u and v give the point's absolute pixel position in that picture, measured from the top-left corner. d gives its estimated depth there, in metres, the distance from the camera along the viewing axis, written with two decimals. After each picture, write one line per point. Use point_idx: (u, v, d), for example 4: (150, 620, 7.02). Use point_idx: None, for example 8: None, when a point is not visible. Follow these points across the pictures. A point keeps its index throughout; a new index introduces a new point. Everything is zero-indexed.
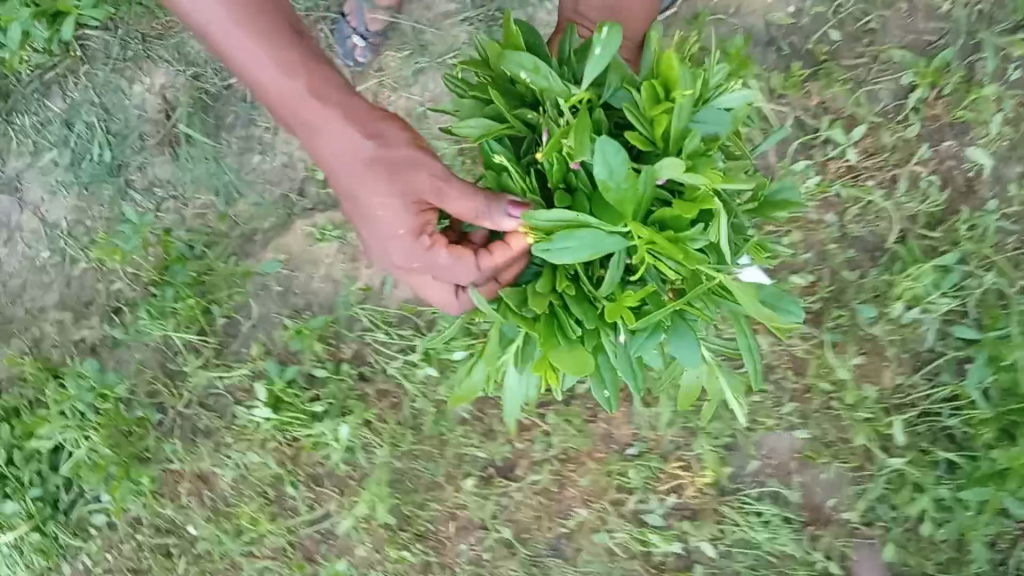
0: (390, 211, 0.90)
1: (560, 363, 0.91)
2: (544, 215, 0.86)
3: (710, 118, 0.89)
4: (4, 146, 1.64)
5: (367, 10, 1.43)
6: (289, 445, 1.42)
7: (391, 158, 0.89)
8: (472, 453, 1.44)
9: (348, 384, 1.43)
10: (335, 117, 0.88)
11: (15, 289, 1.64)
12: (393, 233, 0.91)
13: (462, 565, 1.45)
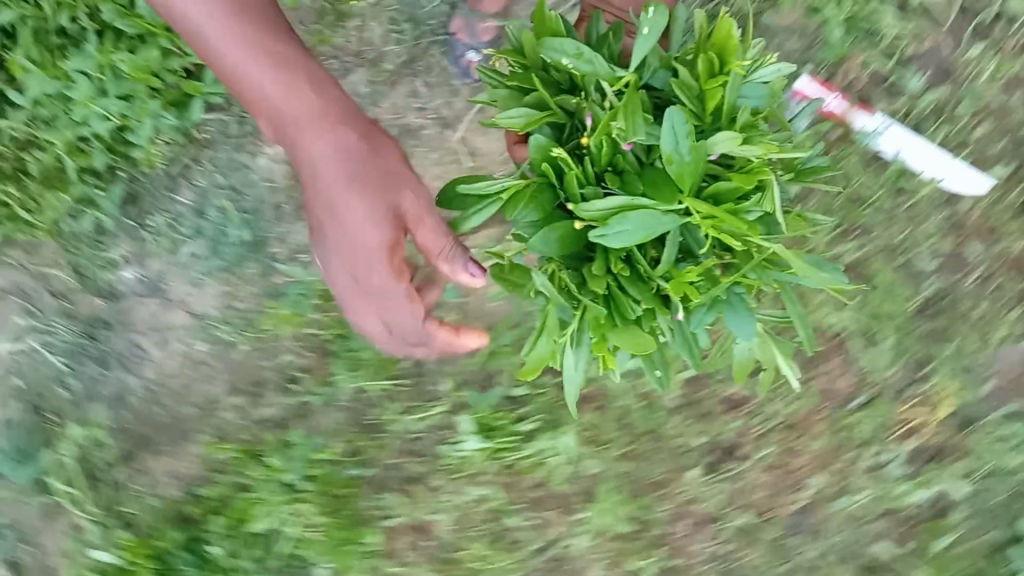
0: (361, 223, 0.96)
1: (621, 344, 0.96)
2: (596, 205, 0.93)
3: (752, 92, 0.98)
4: (139, 249, 1.61)
5: (478, 20, 1.48)
6: (505, 472, 1.36)
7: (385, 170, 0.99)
8: (691, 442, 1.38)
9: (553, 396, 1.37)
10: (321, 134, 0.97)
11: (177, 388, 1.60)
12: (368, 244, 0.97)
13: (705, 564, 1.37)
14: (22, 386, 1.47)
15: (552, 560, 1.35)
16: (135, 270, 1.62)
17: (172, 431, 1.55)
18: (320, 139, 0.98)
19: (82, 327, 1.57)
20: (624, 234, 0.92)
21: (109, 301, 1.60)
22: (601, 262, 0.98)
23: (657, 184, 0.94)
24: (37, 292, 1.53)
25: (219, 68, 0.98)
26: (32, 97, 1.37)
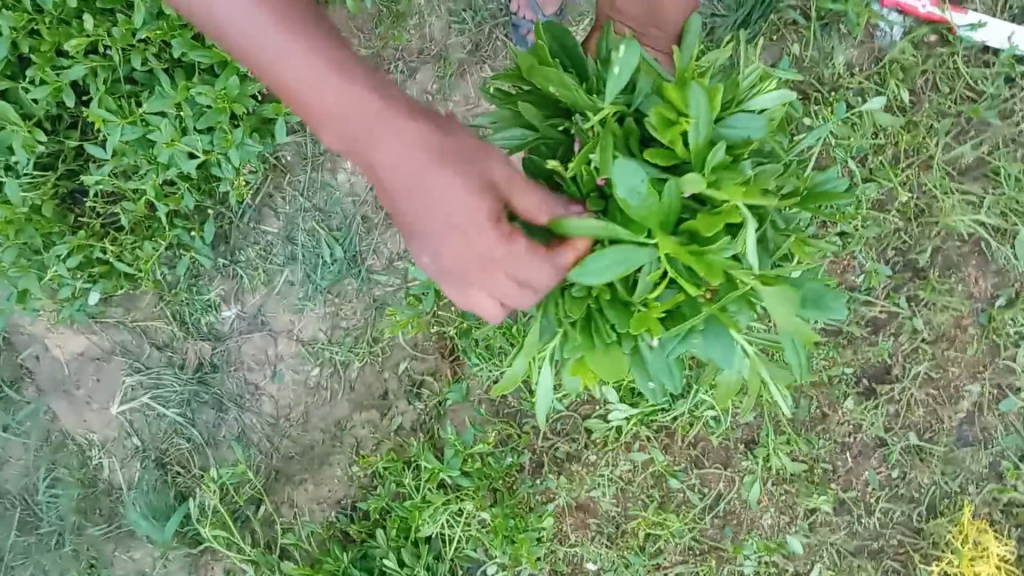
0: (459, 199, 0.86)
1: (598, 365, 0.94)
2: (572, 225, 0.82)
3: (741, 122, 0.89)
4: (236, 287, 1.61)
5: None
6: (660, 434, 1.33)
7: (463, 146, 0.88)
8: (842, 372, 1.31)
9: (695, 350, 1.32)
10: (387, 122, 0.86)
11: (298, 418, 1.62)
12: (469, 220, 0.86)
13: (876, 492, 1.34)
14: (140, 445, 1.70)
15: (723, 514, 1.35)
16: (233, 308, 1.62)
17: (303, 454, 1.61)
18: (372, 124, 0.85)
19: (194, 373, 1.65)
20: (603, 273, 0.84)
21: (214, 342, 1.64)
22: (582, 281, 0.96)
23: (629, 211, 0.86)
24: (140, 347, 1.66)
25: (284, 80, 0.83)
26: (114, 146, 1.35)
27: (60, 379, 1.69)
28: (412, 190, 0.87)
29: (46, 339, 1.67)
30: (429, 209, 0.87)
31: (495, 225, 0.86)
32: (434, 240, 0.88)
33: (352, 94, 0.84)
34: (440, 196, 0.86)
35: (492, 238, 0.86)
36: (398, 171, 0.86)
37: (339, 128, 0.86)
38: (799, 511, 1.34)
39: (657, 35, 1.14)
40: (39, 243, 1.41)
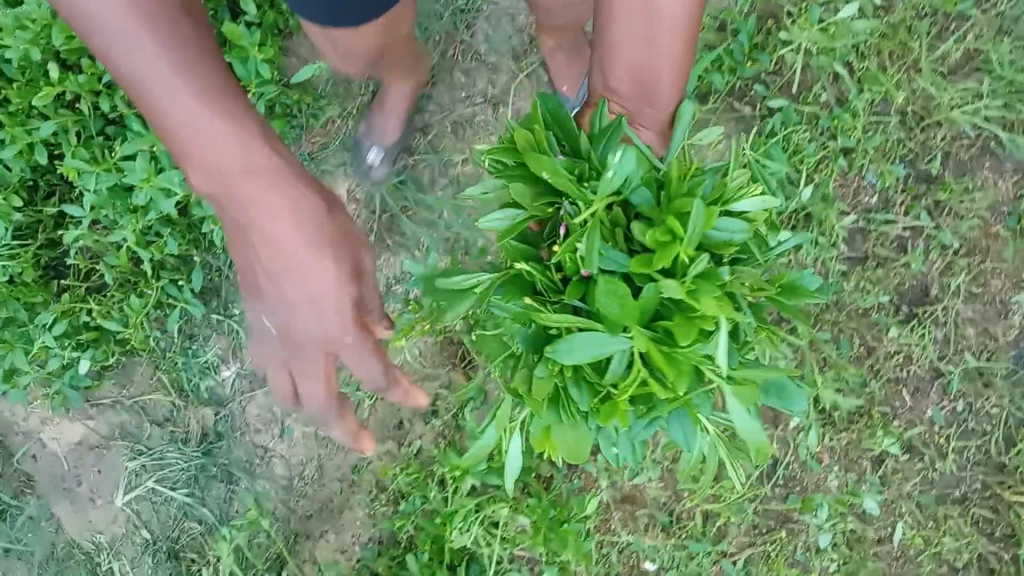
0: (322, 286, 0.74)
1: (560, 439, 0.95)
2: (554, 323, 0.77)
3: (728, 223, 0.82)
4: (234, 342, 1.53)
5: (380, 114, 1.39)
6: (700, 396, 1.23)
7: (342, 234, 0.77)
8: (878, 302, 1.21)
9: None
10: (265, 193, 0.72)
11: (314, 474, 1.51)
12: (330, 302, 0.75)
13: (943, 431, 1.22)
14: (150, 538, 1.59)
15: (785, 482, 1.22)
16: (232, 368, 1.55)
17: (323, 510, 1.50)
18: (246, 182, 0.72)
19: (198, 445, 1.55)
20: (575, 355, 0.79)
21: (217, 407, 1.55)
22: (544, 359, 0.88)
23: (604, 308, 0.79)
24: (140, 427, 1.56)
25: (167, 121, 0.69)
26: (92, 204, 1.33)
27: (59, 477, 1.61)
28: (267, 253, 0.74)
29: (41, 434, 1.59)
30: (294, 287, 0.74)
31: (359, 318, 0.77)
32: (283, 311, 0.76)
33: (233, 142, 0.70)
34: (301, 272, 0.74)
35: (350, 325, 0.76)
36: (266, 235, 0.73)
37: (201, 167, 0.71)
38: (866, 465, 1.22)
39: (650, 113, 0.88)
40: (23, 314, 1.36)
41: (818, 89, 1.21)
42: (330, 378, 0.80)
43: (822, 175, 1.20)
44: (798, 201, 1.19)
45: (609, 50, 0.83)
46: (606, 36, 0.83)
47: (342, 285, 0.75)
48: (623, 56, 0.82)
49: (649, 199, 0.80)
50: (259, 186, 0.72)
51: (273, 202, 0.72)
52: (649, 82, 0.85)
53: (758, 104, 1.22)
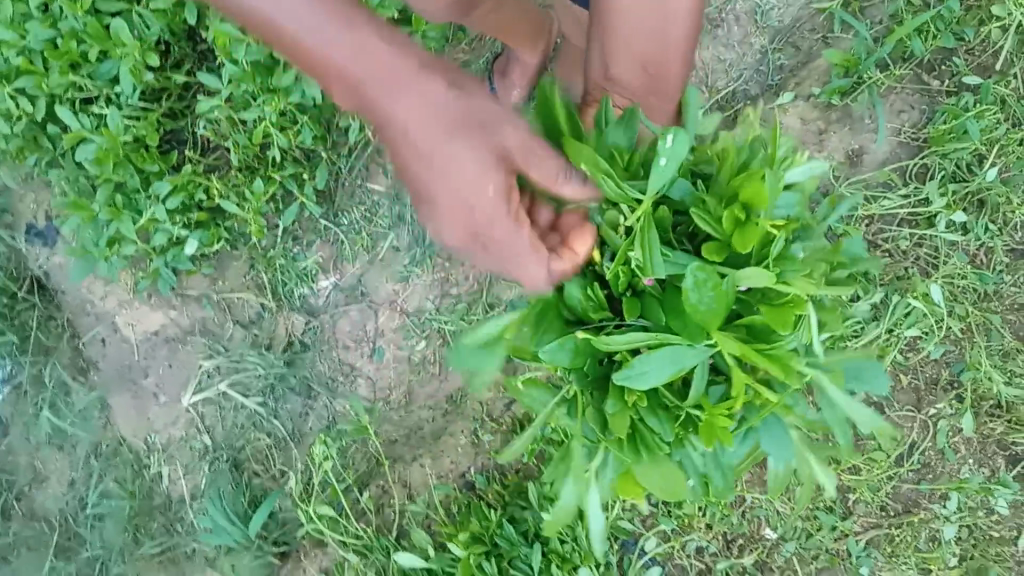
0: (476, 175, 0.66)
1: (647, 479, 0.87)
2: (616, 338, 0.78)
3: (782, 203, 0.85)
4: (336, 253, 1.45)
5: (502, 87, 1.36)
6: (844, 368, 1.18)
7: (480, 112, 0.68)
8: None
9: (890, 257, 1.20)
10: (400, 75, 0.65)
11: (401, 400, 1.44)
12: (477, 194, 0.67)
13: None
14: (210, 445, 1.51)
15: (918, 469, 1.20)
16: (331, 279, 1.46)
17: (410, 436, 1.43)
18: (381, 86, 0.65)
19: (282, 354, 1.48)
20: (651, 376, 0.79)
21: (307, 317, 1.47)
22: (615, 396, 0.85)
23: (684, 314, 0.79)
24: (222, 327, 1.49)
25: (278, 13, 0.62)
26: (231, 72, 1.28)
27: (125, 367, 1.53)
28: (427, 166, 0.67)
29: (115, 317, 1.51)
30: (434, 172, 0.67)
31: (506, 202, 0.68)
32: (432, 198, 0.69)
33: (351, 34, 0.64)
34: (463, 174, 0.66)
35: (502, 217, 0.68)
36: (423, 146, 0.66)
37: (333, 77, 0.66)
38: (999, 462, 1.19)
39: (657, 108, 0.90)
40: (137, 181, 1.29)
41: (1011, 75, 1.17)
42: (520, 261, 0.71)
43: (1010, 158, 1.16)
44: (980, 181, 1.16)
45: (613, 41, 0.87)
46: (607, 24, 0.86)
47: (488, 171, 0.67)
48: (632, 50, 0.86)
49: (689, 191, 0.82)
50: (401, 85, 0.65)
51: (405, 98, 0.65)
52: (655, 76, 0.88)
53: (947, 79, 1.19)
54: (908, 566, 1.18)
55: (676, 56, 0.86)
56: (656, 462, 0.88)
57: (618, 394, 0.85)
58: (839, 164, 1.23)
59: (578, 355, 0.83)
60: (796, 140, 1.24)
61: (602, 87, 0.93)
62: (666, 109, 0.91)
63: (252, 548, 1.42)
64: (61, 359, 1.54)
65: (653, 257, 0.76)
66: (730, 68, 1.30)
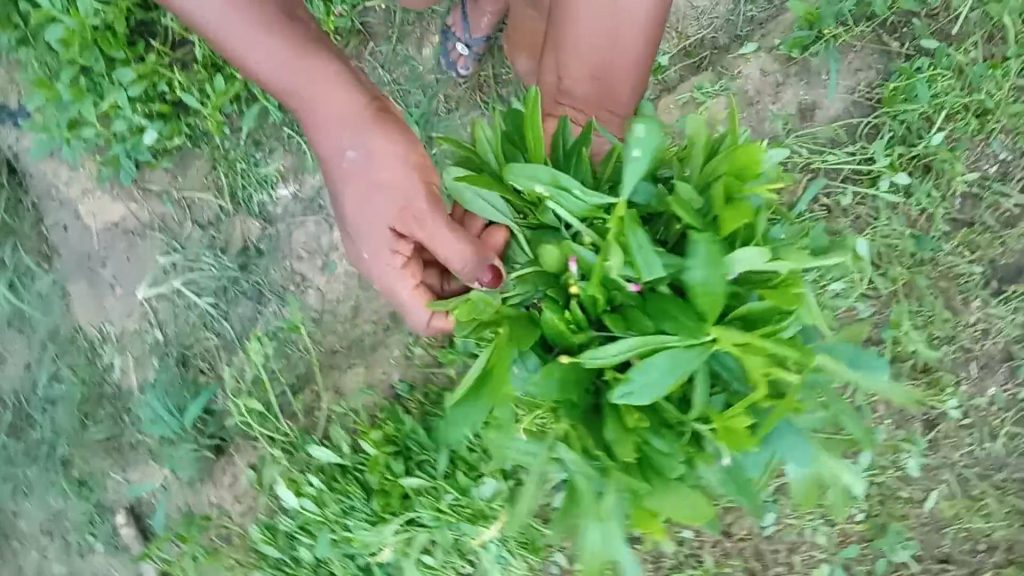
0: (378, 237, 0.95)
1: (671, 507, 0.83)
2: (612, 350, 0.77)
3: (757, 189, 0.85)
4: (299, 164, 1.48)
5: (473, 11, 1.36)
6: None
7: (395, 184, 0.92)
8: (969, 270, 1.18)
9: (823, 215, 1.20)
10: (343, 142, 0.93)
11: (346, 314, 1.47)
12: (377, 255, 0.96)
13: (1003, 414, 1.19)
14: (161, 340, 1.55)
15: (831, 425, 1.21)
16: (290, 188, 1.49)
17: (350, 347, 1.44)
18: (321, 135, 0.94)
19: (236, 257, 1.51)
20: (653, 388, 0.77)
21: (264, 224, 1.51)
22: (614, 423, 0.83)
23: (676, 315, 0.76)
24: (181, 225, 1.52)
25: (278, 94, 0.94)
26: None
27: (85, 256, 1.56)
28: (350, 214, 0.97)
29: (78, 205, 1.53)
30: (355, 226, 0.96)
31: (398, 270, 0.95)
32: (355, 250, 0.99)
33: (318, 102, 0.91)
34: (368, 234, 0.95)
35: (392, 280, 0.95)
36: (351, 190, 0.94)
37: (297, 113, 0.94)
38: (916, 427, 1.21)
39: (608, 110, 1.06)
40: (101, 67, 1.34)
41: (970, 43, 1.17)
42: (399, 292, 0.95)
43: (956, 125, 1.17)
44: (925, 145, 1.17)
45: (574, 49, 1.03)
46: (565, 37, 1.03)
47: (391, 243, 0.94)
48: (588, 60, 1.03)
49: (653, 194, 0.83)
50: (339, 150, 0.93)
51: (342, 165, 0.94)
52: (602, 80, 1.04)
53: (907, 42, 1.21)
54: (814, 517, 1.19)
55: (625, 64, 1.03)
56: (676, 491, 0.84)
57: (617, 420, 0.83)
58: (791, 118, 1.23)
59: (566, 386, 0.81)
60: (752, 89, 1.24)
61: (553, 101, 1.08)
62: (617, 113, 1.07)
63: (189, 438, 1.48)
64: (23, 243, 1.56)
65: (644, 259, 0.74)
66: (701, 16, 1.34)
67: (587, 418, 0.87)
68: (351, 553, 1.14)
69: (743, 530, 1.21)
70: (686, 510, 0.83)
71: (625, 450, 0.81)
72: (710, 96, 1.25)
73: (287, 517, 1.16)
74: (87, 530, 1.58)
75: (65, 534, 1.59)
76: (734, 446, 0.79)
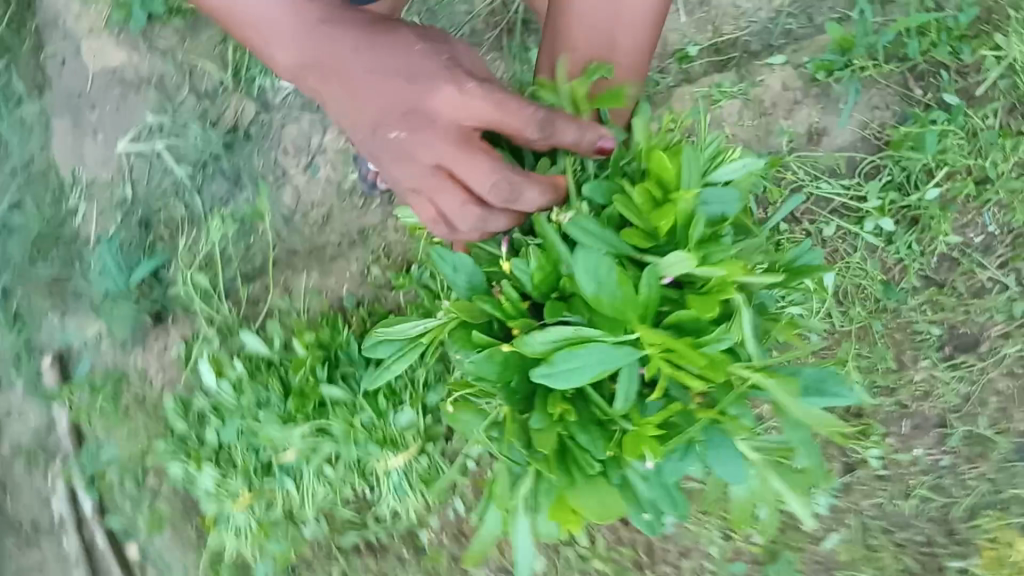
0: (432, 133, 0.80)
1: (584, 506, 0.85)
2: (538, 338, 0.76)
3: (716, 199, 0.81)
4: None
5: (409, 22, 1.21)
6: None
7: (428, 79, 0.82)
8: (927, 331, 1.20)
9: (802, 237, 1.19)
10: (357, 56, 0.82)
11: (319, 219, 1.45)
12: (432, 150, 0.80)
13: (920, 477, 1.22)
14: (129, 198, 1.53)
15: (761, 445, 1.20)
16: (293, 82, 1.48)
17: (312, 252, 1.45)
18: (371, 100, 0.81)
19: (223, 135, 1.49)
20: (571, 374, 0.76)
21: (259, 108, 1.49)
22: (542, 411, 0.82)
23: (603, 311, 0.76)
24: (177, 89, 1.50)
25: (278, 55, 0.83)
26: None
27: (75, 95, 1.54)
28: (386, 142, 0.82)
29: (81, 42, 1.53)
30: (398, 141, 0.81)
31: (462, 143, 0.80)
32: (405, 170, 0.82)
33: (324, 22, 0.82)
34: (419, 138, 0.81)
35: (465, 158, 0.79)
36: (393, 117, 0.81)
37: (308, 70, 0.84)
38: (835, 466, 1.23)
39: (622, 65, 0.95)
40: None
41: (990, 110, 1.17)
42: (449, 198, 0.81)
43: (954, 184, 1.17)
44: (919, 197, 1.17)
45: (569, 41, 0.95)
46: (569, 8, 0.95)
47: (453, 127, 0.80)
48: (584, 45, 0.94)
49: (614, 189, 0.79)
50: (353, 71, 0.82)
51: (366, 82, 0.82)
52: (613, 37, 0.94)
53: (931, 92, 1.20)
54: (712, 527, 1.23)
55: (627, 45, 0.95)
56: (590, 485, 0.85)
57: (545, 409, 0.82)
58: (797, 137, 1.22)
59: (505, 370, 0.81)
60: (767, 101, 1.23)
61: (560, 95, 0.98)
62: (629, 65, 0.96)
63: (131, 299, 1.49)
64: (18, 67, 1.54)
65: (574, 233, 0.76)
66: (741, 16, 1.32)
67: (525, 406, 0.85)
68: (256, 447, 1.13)
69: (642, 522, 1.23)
70: (593, 508, 0.85)
71: (546, 442, 0.81)
72: (727, 94, 1.23)
73: (201, 395, 1.15)
74: (11, 365, 1.57)
75: None
76: (633, 451, 0.80)
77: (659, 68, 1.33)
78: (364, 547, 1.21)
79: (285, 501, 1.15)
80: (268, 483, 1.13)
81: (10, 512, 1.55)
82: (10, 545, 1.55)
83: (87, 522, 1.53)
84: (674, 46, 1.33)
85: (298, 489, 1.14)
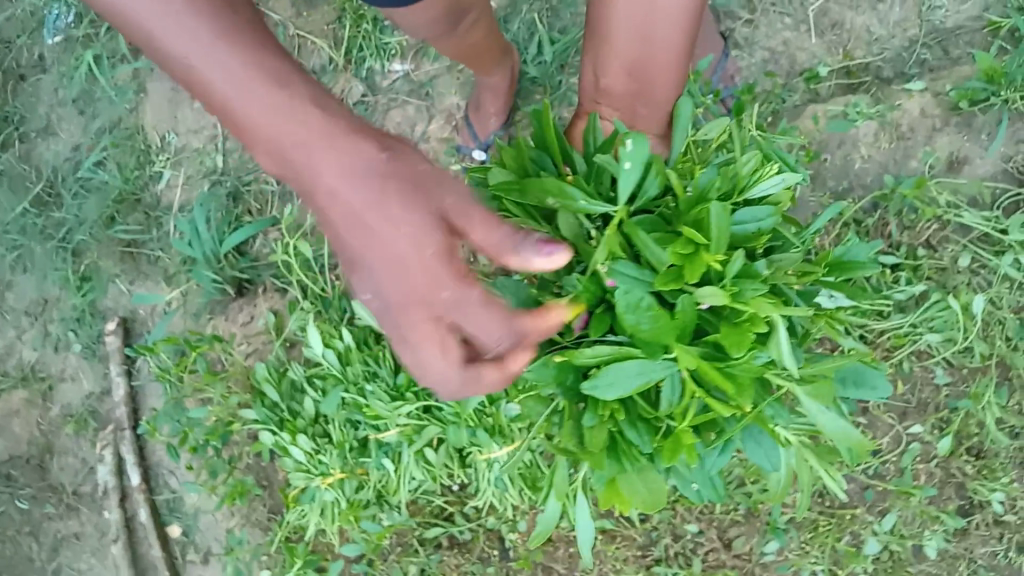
0: (411, 233, 0.58)
1: (631, 495, 0.78)
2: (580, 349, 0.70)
3: (753, 212, 0.73)
4: (421, 43, 1.40)
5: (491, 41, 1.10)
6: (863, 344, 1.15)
7: (413, 172, 0.60)
8: None
9: (935, 258, 1.15)
10: (320, 147, 0.59)
11: None
12: (410, 261, 0.59)
13: None
14: (220, 167, 1.46)
15: (871, 474, 1.16)
16: (405, 67, 1.40)
17: None
18: (344, 217, 0.59)
19: None
20: (619, 388, 0.69)
21: (367, 91, 1.41)
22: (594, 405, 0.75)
23: None
24: None
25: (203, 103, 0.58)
26: None
27: None
28: (365, 246, 0.59)
29: None
30: (375, 261, 0.59)
31: (448, 267, 0.59)
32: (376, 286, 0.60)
33: (282, 99, 0.58)
34: (395, 247, 0.59)
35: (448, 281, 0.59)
36: (365, 234, 0.59)
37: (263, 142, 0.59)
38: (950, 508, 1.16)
39: (645, 117, 0.86)
40: None
41: None
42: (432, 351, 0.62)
43: None
44: None
45: (607, 48, 0.81)
46: (599, 37, 0.81)
47: (434, 252, 0.59)
48: (619, 56, 0.80)
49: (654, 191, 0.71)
50: (318, 154, 0.59)
51: (339, 182, 0.58)
52: (643, 80, 0.82)
53: None
54: (817, 559, 1.15)
55: (662, 64, 0.80)
56: (642, 472, 0.78)
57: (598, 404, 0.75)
58: (937, 165, 1.20)
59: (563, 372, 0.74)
60: (905, 129, 1.20)
61: (591, 100, 0.88)
62: (657, 102, 0.84)
63: (214, 267, 1.38)
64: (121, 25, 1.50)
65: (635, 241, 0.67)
66: (874, 42, 1.27)
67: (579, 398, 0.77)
68: (354, 422, 1.08)
69: (745, 547, 1.16)
70: (640, 493, 0.78)
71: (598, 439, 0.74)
72: (864, 116, 1.20)
73: (298, 365, 1.10)
74: (71, 326, 1.48)
75: (47, 324, 1.49)
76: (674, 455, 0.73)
77: (791, 88, 1.27)
78: (446, 542, 1.14)
79: (377, 482, 1.09)
80: (362, 461, 1.08)
81: (49, 476, 1.47)
82: (46, 512, 1.46)
83: (130, 496, 1.45)
84: (803, 65, 1.28)
85: (396, 471, 1.08)
